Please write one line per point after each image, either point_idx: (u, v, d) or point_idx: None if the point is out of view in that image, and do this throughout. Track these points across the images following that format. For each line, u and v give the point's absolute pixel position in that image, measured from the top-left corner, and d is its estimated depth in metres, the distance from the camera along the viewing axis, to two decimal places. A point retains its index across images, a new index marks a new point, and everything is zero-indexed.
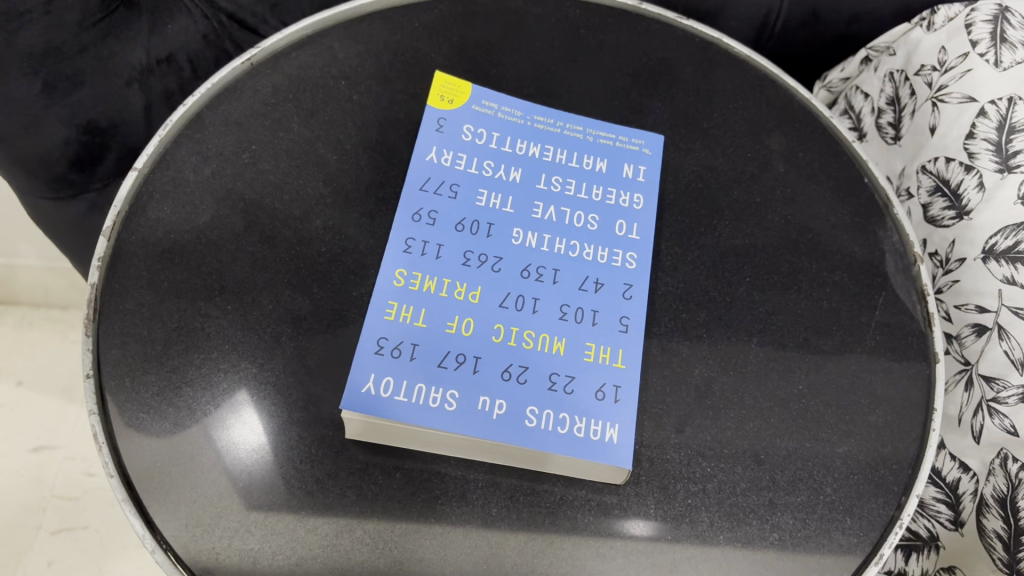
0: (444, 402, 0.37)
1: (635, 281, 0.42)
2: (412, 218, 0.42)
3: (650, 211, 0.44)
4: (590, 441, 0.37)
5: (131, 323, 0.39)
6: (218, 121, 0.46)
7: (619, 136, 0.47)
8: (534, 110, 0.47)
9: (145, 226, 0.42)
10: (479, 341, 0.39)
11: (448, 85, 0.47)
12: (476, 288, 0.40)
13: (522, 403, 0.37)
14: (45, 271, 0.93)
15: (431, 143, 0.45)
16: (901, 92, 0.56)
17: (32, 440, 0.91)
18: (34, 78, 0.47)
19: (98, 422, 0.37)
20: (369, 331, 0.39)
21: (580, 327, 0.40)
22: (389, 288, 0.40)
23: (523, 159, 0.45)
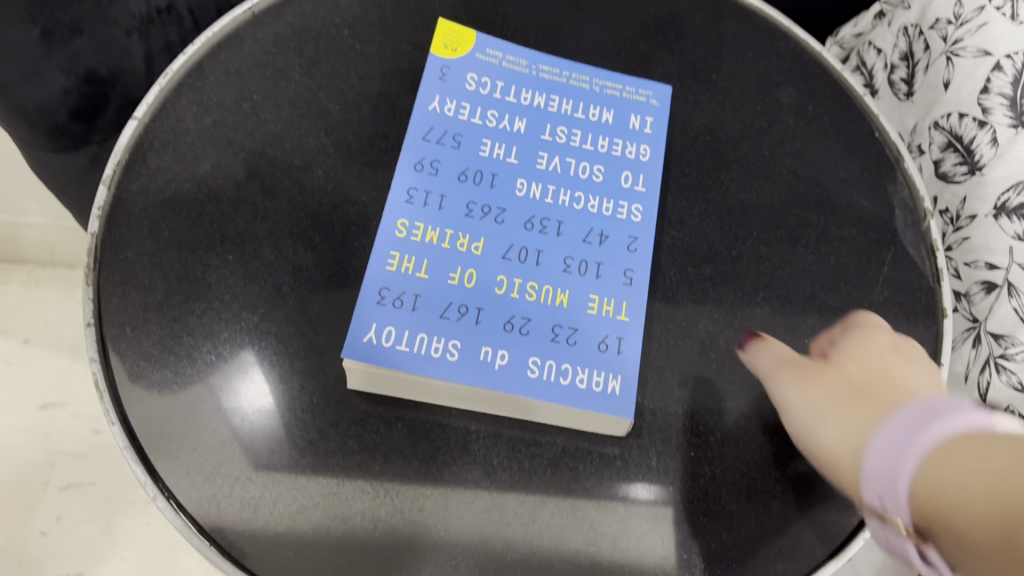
0: (446, 352, 0.37)
1: (641, 233, 0.41)
2: (414, 167, 0.42)
3: (657, 163, 0.44)
4: (593, 393, 0.37)
5: (132, 271, 0.39)
6: (219, 70, 0.45)
7: (626, 87, 0.46)
8: (540, 59, 0.46)
9: (146, 175, 0.42)
10: (482, 292, 0.38)
11: (452, 33, 0.46)
12: (479, 239, 0.40)
13: (524, 354, 0.37)
14: (51, 229, 0.92)
15: (434, 92, 0.44)
16: (915, 46, 0.55)
17: (39, 398, 0.91)
18: (32, 26, 0.46)
19: (99, 370, 0.37)
20: (371, 281, 0.38)
21: (584, 279, 0.39)
22: (391, 238, 0.39)
23: (528, 109, 0.44)
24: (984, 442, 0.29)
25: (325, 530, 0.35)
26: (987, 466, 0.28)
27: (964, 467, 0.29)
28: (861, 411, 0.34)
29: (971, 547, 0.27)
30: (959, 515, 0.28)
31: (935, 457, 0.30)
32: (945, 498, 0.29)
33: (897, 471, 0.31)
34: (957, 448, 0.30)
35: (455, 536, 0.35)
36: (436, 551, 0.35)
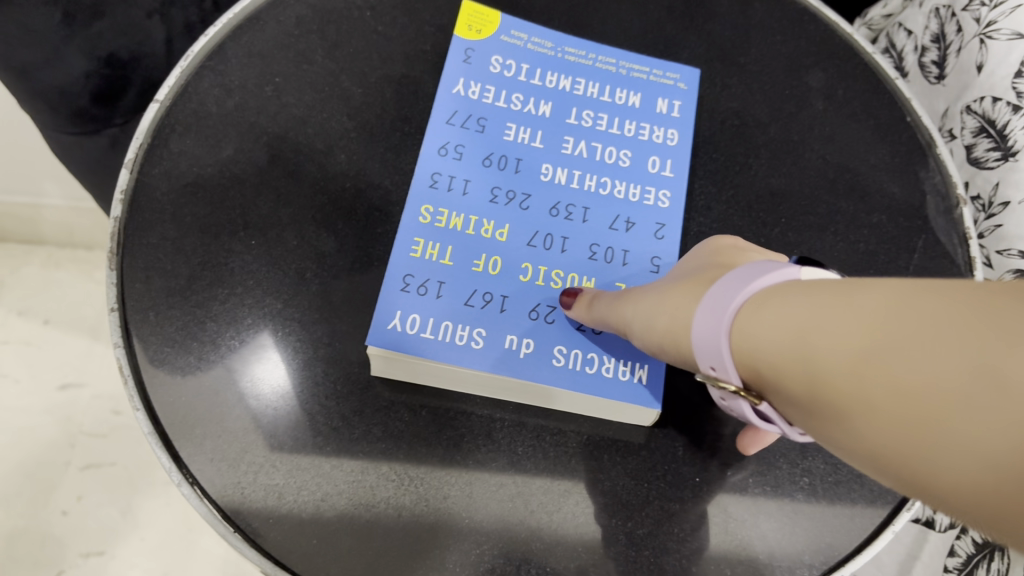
0: (471, 340, 0.36)
1: (668, 220, 0.41)
2: (438, 152, 0.41)
3: (684, 147, 0.43)
4: (619, 381, 0.36)
5: (155, 256, 0.39)
6: (240, 52, 0.45)
7: (654, 70, 0.45)
8: (565, 41, 0.46)
9: (168, 159, 0.41)
10: (507, 279, 0.38)
11: (476, 15, 0.46)
12: (504, 225, 0.39)
13: (550, 341, 0.37)
14: (70, 210, 0.92)
15: (459, 74, 0.44)
16: (947, 28, 0.53)
17: (59, 378, 0.91)
18: (54, 9, 0.45)
19: (123, 355, 0.36)
20: (395, 268, 0.38)
21: (610, 267, 0.39)
22: (415, 224, 0.39)
23: (553, 92, 0.44)
24: (797, 289, 0.27)
25: (349, 518, 0.35)
26: (779, 329, 0.26)
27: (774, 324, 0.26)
28: (676, 294, 0.32)
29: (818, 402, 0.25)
30: (836, 438, 0.25)
31: (748, 317, 0.27)
32: (817, 429, 0.26)
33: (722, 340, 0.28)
34: (767, 303, 0.27)
35: (480, 524, 0.35)
36: (461, 540, 0.35)
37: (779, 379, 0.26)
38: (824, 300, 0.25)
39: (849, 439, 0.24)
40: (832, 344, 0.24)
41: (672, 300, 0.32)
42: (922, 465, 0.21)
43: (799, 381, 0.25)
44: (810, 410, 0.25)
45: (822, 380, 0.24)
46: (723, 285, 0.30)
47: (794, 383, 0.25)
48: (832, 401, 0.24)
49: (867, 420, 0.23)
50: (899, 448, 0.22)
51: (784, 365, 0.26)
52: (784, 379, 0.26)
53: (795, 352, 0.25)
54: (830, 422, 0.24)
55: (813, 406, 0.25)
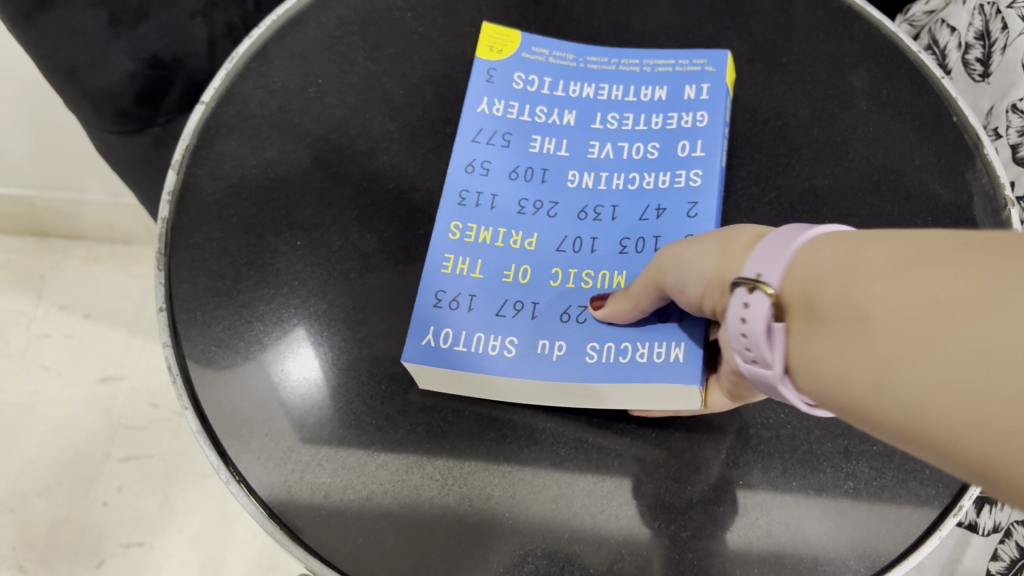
0: (503, 349, 0.37)
1: (702, 198, 0.40)
2: (465, 169, 0.42)
3: (716, 125, 0.42)
4: (652, 364, 0.35)
5: (200, 256, 0.40)
6: (283, 53, 0.45)
7: (679, 59, 0.44)
8: (587, 50, 0.46)
9: (213, 160, 0.42)
10: (538, 287, 0.38)
11: (496, 32, 0.46)
12: (533, 235, 0.40)
13: (581, 340, 0.37)
14: (110, 207, 0.93)
15: (482, 93, 0.44)
16: (992, 25, 0.52)
17: (99, 371, 0.93)
18: (101, 11, 0.47)
19: (172, 354, 0.37)
20: (427, 284, 0.39)
21: (641, 256, 0.39)
22: (444, 242, 0.40)
23: (578, 100, 0.44)
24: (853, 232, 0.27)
25: (394, 517, 0.35)
26: (833, 252, 0.26)
27: (824, 252, 0.27)
28: (719, 232, 0.33)
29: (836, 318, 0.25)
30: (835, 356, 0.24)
31: (800, 246, 0.28)
32: (817, 352, 0.25)
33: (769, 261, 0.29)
34: (821, 237, 0.28)
35: (523, 525, 0.35)
36: (504, 541, 0.35)
37: (817, 295, 0.26)
38: (884, 233, 0.25)
39: (858, 360, 0.23)
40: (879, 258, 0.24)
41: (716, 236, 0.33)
42: (921, 370, 0.21)
43: (836, 294, 0.25)
44: (820, 326, 0.25)
45: (849, 295, 0.24)
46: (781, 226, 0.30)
47: (829, 296, 0.25)
48: (861, 307, 0.24)
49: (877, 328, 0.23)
50: (904, 353, 0.22)
51: (824, 282, 0.26)
52: (823, 293, 0.26)
53: (849, 268, 0.25)
54: (850, 339, 0.24)
55: (835, 325, 0.25)
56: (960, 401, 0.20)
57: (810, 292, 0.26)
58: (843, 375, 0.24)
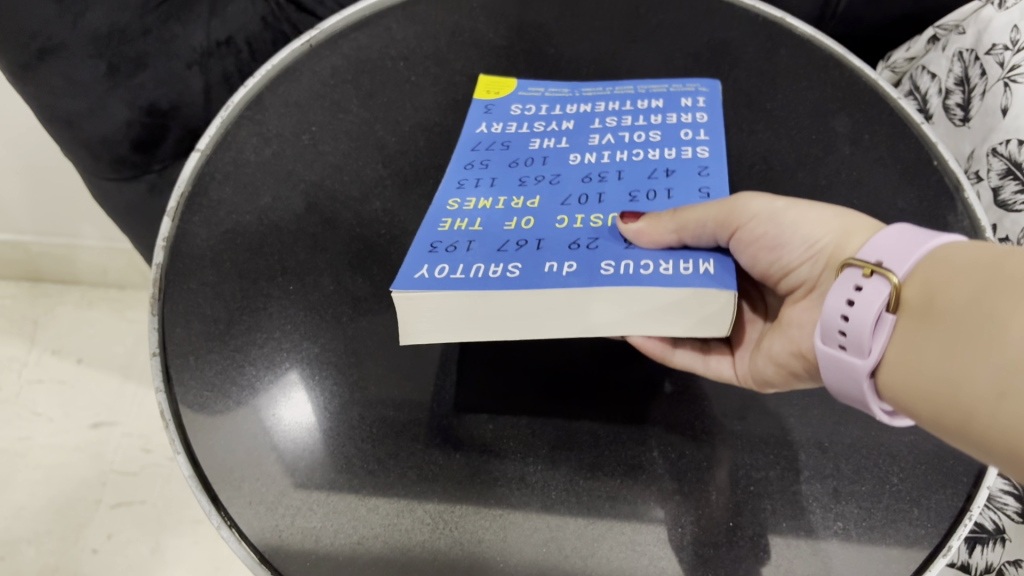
0: (507, 271, 0.35)
1: (710, 164, 0.41)
2: (465, 165, 0.43)
3: (716, 122, 0.44)
4: (679, 274, 0.35)
5: (194, 301, 0.40)
6: (277, 102, 0.46)
7: (673, 84, 0.46)
8: (580, 84, 0.47)
9: (207, 207, 0.43)
10: (542, 229, 0.38)
11: (491, 78, 0.47)
12: (534, 198, 0.40)
13: (592, 261, 0.36)
14: (105, 252, 0.94)
15: (480, 119, 0.45)
16: (971, 71, 0.54)
17: (91, 417, 0.93)
18: (99, 62, 0.48)
19: (164, 400, 0.37)
20: (423, 238, 0.38)
21: (653, 202, 0.39)
22: (442, 211, 0.40)
23: (575, 113, 0.45)
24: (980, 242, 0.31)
25: (385, 562, 0.35)
26: (968, 258, 0.30)
27: (957, 257, 0.31)
28: (831, 210, 0.37)
29: (958, 323, 0.29)
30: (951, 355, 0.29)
31: (938, 250, 0.32)
32: (934, 347, 0.30)
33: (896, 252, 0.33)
34: (955, 244, 0.32)
35: (514, 568, 0.35)
36: None
37: (946, 293, 0.30)
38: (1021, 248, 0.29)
39: (980, 362, 0.28)
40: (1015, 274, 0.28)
41: (827, 211, 0.37)
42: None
43: (969, 295, 0.29)
44: (941, 325, 0.30)
45: (979, 304, 0.29)
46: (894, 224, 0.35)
47: (960, 296, 0.30)
48: (985, 323, 0.28)
49: (997, 342, 0.28)
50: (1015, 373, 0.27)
51: (954, 283, 0.30)
52: (954, 292, 0.30)
53: (983, 275, 0.29)
54: (973, 341, 0.29)
55: (960, 326, 0.29)
56: None
57: (935, 290, 0.31)
58: (960, 373, 0.29)
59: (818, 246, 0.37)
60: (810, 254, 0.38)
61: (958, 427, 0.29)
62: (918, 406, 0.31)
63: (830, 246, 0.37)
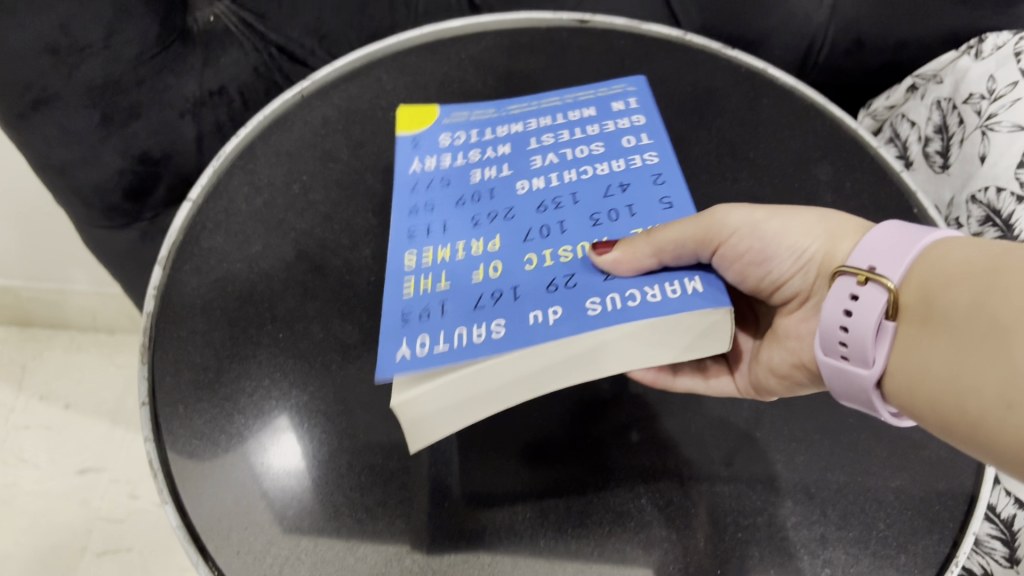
0: (491, 332, 0.34)
1: (664, 169, 0.41)
2: (409, 213, 0.42)
3: (654, 123, 0.44)
4: (666, 299, 0.34)
5: (184, 349, 0.41)
6: (269, 152, 0.47)
7: (600, 90, 0.47)
8: (508, 103, 0.48)
9: (198, 255, 0.43)
10: (511, 275, 0.37)
11: (411, 109, 0.47)
12: (494, 238, 0.40)
13: (575, 302, 0.35)
14: (95, 296, 0.94)
15: (410, 156, 0.45)
16: (949, 120, 0.55)
17: (78, 463, 0.92)
18: (93, 112, 0.48)
19: (153, 449, 0.38)
20: (391, 307, 0.37)
21: (616, 223, 0.39)
22: (401, 271, 0.39)
23: (509, 136, 0.45)
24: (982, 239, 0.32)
25: None
26: (970, 260, 0.31)
27: (957, 258, 0.31)
28: (811, 215, 0.38)
29: (959, 328, 0.30)
30: (953, 360, 0.30)
31: (934, 252, 0.33)
32: (937, 352, 0.31)
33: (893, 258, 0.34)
34: (955, 245, 0.32)
35: None
36: None
37: (947, 296, 0.31)
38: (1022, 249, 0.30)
39: (981, 368, 0.29)
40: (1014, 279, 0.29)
41: (805, 217, 0.38)
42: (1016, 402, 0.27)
43: (969, 300, 0.30)
44: (944, 329, 0.31)
45: (977, 311, 0.29)
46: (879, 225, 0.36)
47: (960, 300, 0.30)
48: (983, 330, 0.29)
49: (993, 352, 0.28)
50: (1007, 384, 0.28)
51: (954, 287, 0.31)
52: (954, 295, 0.31)
53: (982, 278, 0.30)
54: (975, 347, 0.29)
55: (959, 329, 0.30)
56: None
57: (935, 292, 0.31)
58: (962, 376, 0.30)
59: (805, 255, 0.38)
60: (800, 265, 0.39)
61: (966, 433, 0.30)
62: (928, 412, 0.32)
63: (819, 254, 0.38)
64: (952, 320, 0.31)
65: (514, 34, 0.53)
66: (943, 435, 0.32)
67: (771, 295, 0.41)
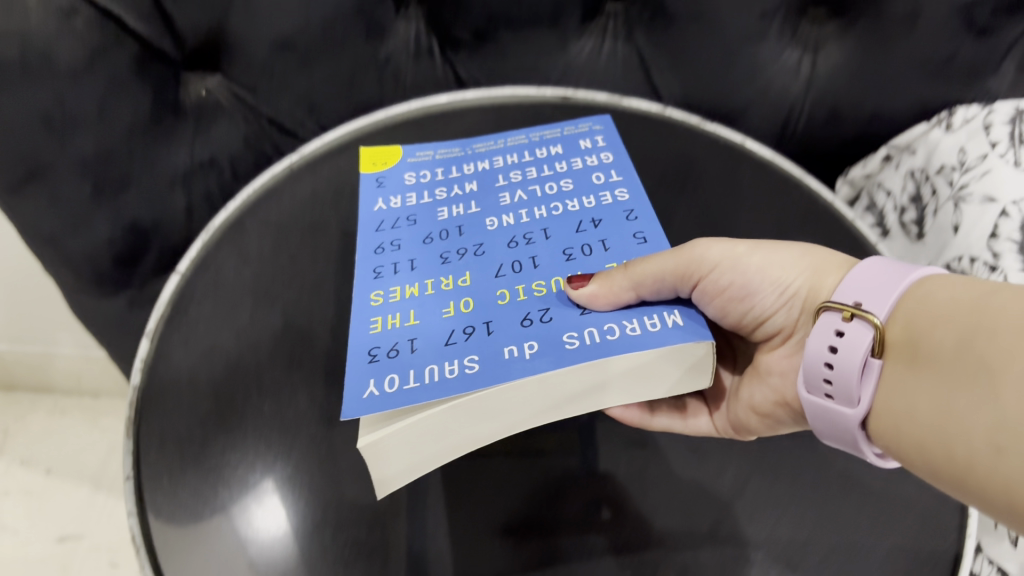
0: (463, 368, 0.34)
1: (635, 205, 0.44)
2: (375, 251, 0.42)
3: (621, 160, 0.47)
4: (644, 333, 0.35)
5: (170, 422, 0.41)
6: (258, 223, 0.48)
7: (565, 128, 0.50)
8: (472, 142, 0.50)
9: (187, 326, 0.44)
10: (483, 309, 0.38)
11: (376, 151, 0.49)
12: (464, 275, 0.40)
13: (551, 336, 0.35)
14: (80, 360, 0.94)
15: (377, 195, 0.46)
16: (923, 190, 0.56)
17: (58, 529, 0.90)
18: (85, 183, 0.49)
19: (136, 524, 0.37)
20: (358, 344, 0.36)
21: (591, 256, 0.41)
22: (368, 308, 0.39)
23: (476, 174, 0.47)
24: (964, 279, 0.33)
25: None
26: (955, 301, 0.32)
27: (942, 299, 0.33)
28: (795, 251, 0.40)
29: (944, 369, 0.31)
30: (937, 399, 0.31)
31: (918, 291, 0.34)
32: (924, 390, 0.32)
33: (878, 295, 0.35)
34: (937, 284, 0.34)
35: None
36: None
37: (935, 337, 0.32)
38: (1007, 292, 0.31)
39: (965, 409, 0.30)
40: (998, 324, 0.30)
41: (786, 253, 0.40)
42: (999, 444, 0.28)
43: (955, 341, 0.31)
44: (931, 368, 0.32)
45: (964, 353, 0.31)
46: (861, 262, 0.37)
47: (946, 341, 0.32)
48: (970, 372, 0.30)
49: (978, 394, 0.29)
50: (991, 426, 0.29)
51: (939, 327, 0.32)
52: (940, 335, 0.32)
53: (969, 320, 0.31)
54: (963, 389, 0.30)
55: (945, 369, 0.31)
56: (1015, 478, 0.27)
57: (920, 332, 0.33)
58: (946, 415, 0.31)
59: (787, 289, 0.40)
60: (783, 300, 0.40)
61: (952, 477, 0.31)
62: (914, 455, 0.32)
63: (802, 288, 0.40)
64: (938, 359, 0.32)
65: (500, 107, 0.55)
66: (927, 477, 0.32)
67: (754, 330, 0.43)
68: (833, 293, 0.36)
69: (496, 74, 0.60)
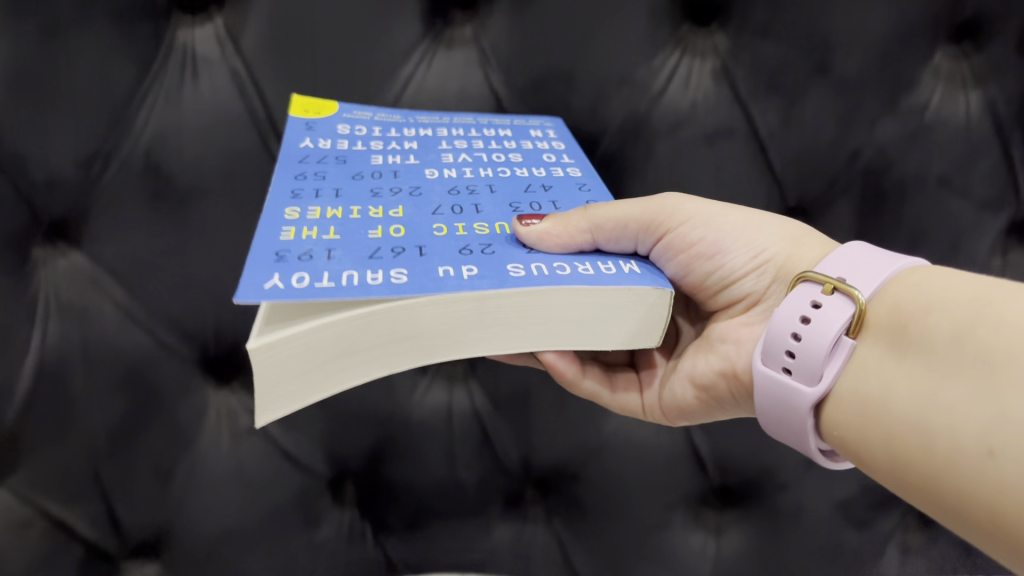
0: (389, 278, 0.31)
1: (588, 181, 0.43)
2: (295, 177, 0.40)
3: (573, 148, 0.47)
4: (593, 276, 0.34)
5: None
6: None
7: (517, 120, 0.49)
8: (416, 113, 0.49)
9: None
10: (414, 236, 0.35)
11: (307, 100, 0.46)
12: (396, 208, 0.38)
13: (490, 268, 0.33)
14: None
15: (303, 136, 0.43)
16: None
17: None
18: None
19: None
20: (264, 248, 0.32)
21: (541, 210, 0.39)
22: (280, 219, 0.35)
23: (418, 138, 0.46)
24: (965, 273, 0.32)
25: None
26: (954, 291, 0.31)
27: (936, 287, 0.32)
28: (773, 224, 0.40)
29: (936, 357, 0.30)
30: (925, 391, 0.29)
31: (913, 278, 0.33)
32: (907, 384, 0.30)
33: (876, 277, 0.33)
34: (943, 273, 0.32)
35: None
36: None
37: (928, 322, 0.31)
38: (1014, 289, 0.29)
39: (953, 404, 0.28)
40: (1000, 318, 0.28)
41: (762, 223, 0.40)
42: (989, 448, 0.26)
43: (950, 328, 0.30)
44: (917, 362, 0.30)
45: (961, 340, 0.29)
46: (847, 245, 0.36)
47: (940, 325, 0.30)
48: (964, 364, 0.28)
49: (973, 389, 0.28)
50: (987, 426, 0.26)
51: (936, 313, 0.31)
52: (936, 320, 0.30)
53: (969, 311, 0.30)
54: (952, 378, 0.28)
55: (932, 355, 0.30)
56: (1004, 486, 0.26)
57: (911, 318, 0.31)
58: (928, 403, 0.29)
59: (763, 254, 0.39)
60: (755, 263, 0.39)
61: (923, 475, 0.29)
62: (880, 453, 0.31)
63: (778, 256, 0.39)
64: (929, 344, 0.30)
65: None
66: (890, 479, 0.31)
67: (715, 296, 0.41)
68: (817, 266, 0.35)
69: (424, 551, 0.59)
